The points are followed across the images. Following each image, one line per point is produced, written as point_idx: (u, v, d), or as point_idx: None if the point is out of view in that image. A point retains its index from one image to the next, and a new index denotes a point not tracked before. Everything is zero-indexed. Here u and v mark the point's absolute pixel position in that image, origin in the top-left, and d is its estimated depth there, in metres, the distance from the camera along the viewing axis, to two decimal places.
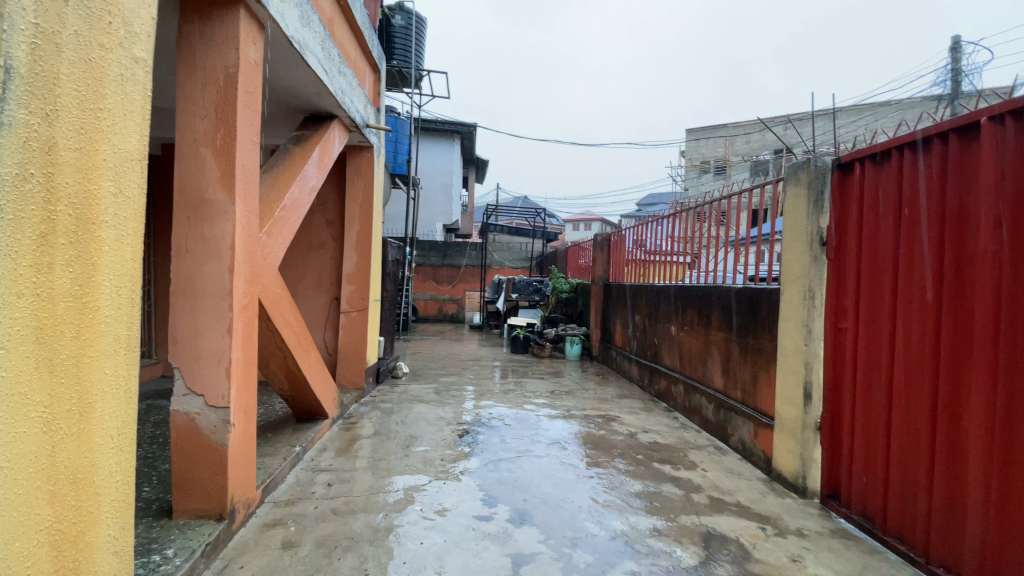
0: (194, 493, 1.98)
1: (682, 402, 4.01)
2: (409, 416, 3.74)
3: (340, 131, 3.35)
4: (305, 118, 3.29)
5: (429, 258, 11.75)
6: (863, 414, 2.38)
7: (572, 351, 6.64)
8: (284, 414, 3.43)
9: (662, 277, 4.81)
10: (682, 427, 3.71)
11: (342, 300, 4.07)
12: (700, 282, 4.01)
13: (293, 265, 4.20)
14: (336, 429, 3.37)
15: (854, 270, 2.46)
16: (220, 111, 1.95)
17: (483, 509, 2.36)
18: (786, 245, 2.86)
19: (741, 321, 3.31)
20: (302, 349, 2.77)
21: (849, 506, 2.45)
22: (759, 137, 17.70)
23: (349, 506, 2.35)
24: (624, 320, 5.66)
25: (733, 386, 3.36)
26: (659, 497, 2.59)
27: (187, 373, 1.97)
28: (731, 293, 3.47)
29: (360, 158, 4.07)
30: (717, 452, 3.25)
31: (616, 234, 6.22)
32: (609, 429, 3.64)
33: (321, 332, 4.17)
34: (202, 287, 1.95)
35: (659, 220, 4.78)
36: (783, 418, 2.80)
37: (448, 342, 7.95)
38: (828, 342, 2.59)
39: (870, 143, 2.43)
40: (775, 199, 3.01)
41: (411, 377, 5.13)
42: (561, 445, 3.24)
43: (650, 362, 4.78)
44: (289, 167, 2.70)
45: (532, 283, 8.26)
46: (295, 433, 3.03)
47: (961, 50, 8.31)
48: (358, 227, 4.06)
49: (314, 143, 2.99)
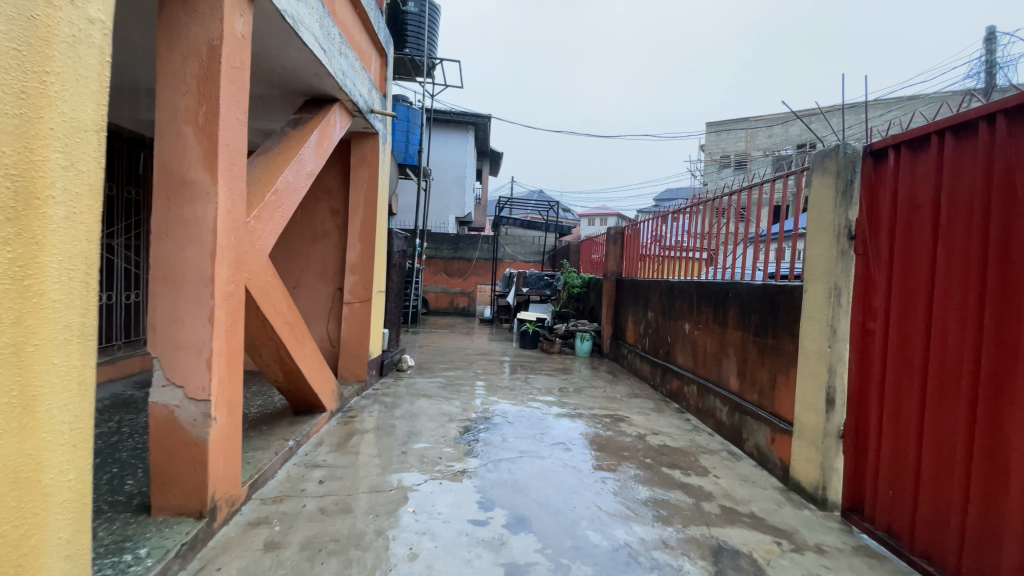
0: (174, 489, 1.89)
1: (695, 404, 3.82)
2: (410, 410, 3.63)
3: (341, 116, 3.23)
4: (305, 101, 3.17)
5: (442, 251, 11.64)
6: (892, 422, 2.20)
7: (582, 347, 6.47)
8: (282, 406, 3.34)
9: (678, 273, 4.63)
10: (694, 430, 3.53)
11: (346, 291, 3.97)
12: (717, 279, 3.82)
13: (295, 254, 4.10)
14: (335, 422, 3.27)
15: (886, 267, 2.26)
16: (202, 87, 1.84)
17: (479, 513, 2.24)
18: (811, 239, 2.65)
19: (760, 321, 3.11)
20: (297, 339, 2.66)
21: (873, 521, 2.27)
22: (783, 131, 17.23)
23: (340, 505, 2.24)
24: (636, 316, 5.47)
25: (749, 388, 3.18)
26: (667, 505, 2.43)
27: (167, 364, 1.87)
28: (749, 289, 3.27)
29: (364, 145, 3.94)
30: (731, 457, 3.08)
31: (631, 227, 6.02)
32: (617, 429, 3.48)
33: (323, 322, 4.09)
34: (183, 273, 1.84)
35: (676, 213, 4.57)
36: (802, 424, 2.62)
37: (458, 335, 7.86)
38: (854, 344, 2.41)
39: (906, 128, 2.22)
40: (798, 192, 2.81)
41: (417, 370, 5.02)
42: (565, 446, 3.08)
43: (662, 361, 4.59)
44: (284, 150, 2.58)
45: (544, 278, 8.15)
46: (290, 427, 2.93)
47: (996, 40, 7.92)
48: (362, 215, 3.94)
49: (313, 126, 2.86)
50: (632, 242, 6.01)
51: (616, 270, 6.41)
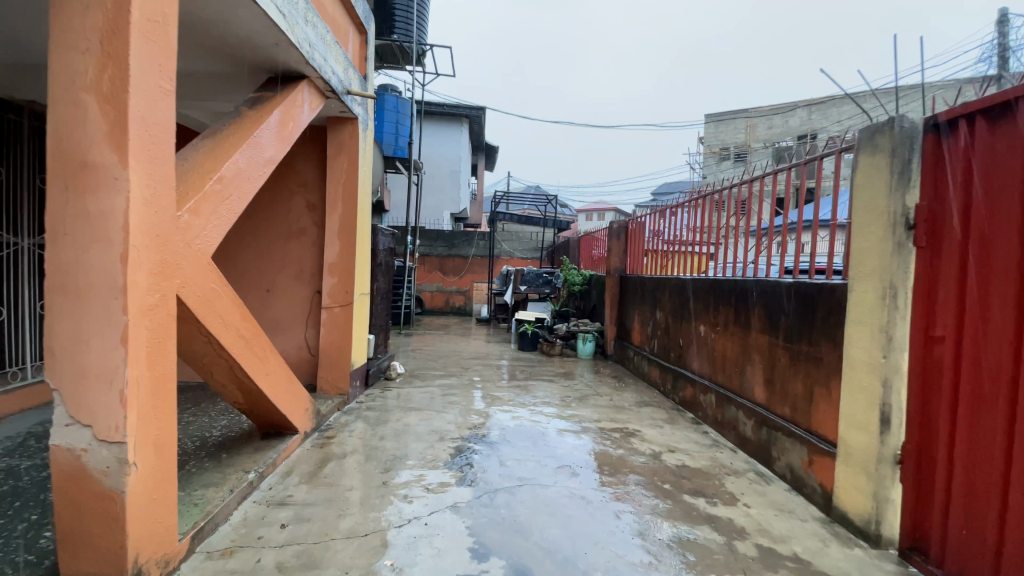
0: (87, 553, 1.50)
1: (713, 415, 3.45)
2: (396, 427, 3.23)
3: (311, 95, 2.83)
4: (268, 79, 2.77)
5: (436, 248, 11.23)
6: (966, 449, 1.83)
7: (584, 349, 6.08)
8: (249, 427, 2.94)
9: (687, 268, 4.24)
10: (714, 446, 3.15)
11: (324, 294, 3.58)
12: (733, 274, 3.43)
13: (268, 254, 3.69)
14: (309, 444, 2.87)
15: (957, 260, 1.89)
16: (108, 44, 1.44)
17: (472, 565, 1.85)
18: (856, 230, 2.27)
19: (791, 324, 2.72)
20: (255, 355, 2.26)
21: (941, 566, 1.91)
22: (783, 122, 16.83)
23: (303, 559, 1.85)
24: (643, 316, 5.07)
25: (778, 400, 2.79)
26: (695, 547, 2.05)
27: (71, 397, 1.47)
28: (777, 287, 2.87)
29: (341, 131, 3.52)
30: (760, 480, 2.70)
31: (636, 221, 5.61)
32: (628, 446, 3.10)
33: (301, 328, 3.71)
34: (87, 282, 1.44)
35: (687, 203, 4.17)
36: (849, 446, 2.25)
37: (453, 337, 7.47)
38: (915, 354, 2.03)
39: (981, 95, 1.84)
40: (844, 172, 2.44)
41: (407, 378, 4.63)
42: (571, 470, 2.69)
43: (674, 365, 4.19)
44: (235, 131, 2.18)
45: (542, 275, 7.76)
46: (254, 454, 2.54)
47: (1010, 22, 7.55)
48: (341, 210, 3.54)
49: (273, 105, 2.46)
50: (636, 236, 5.61)
51: (620, 266, 6.01)
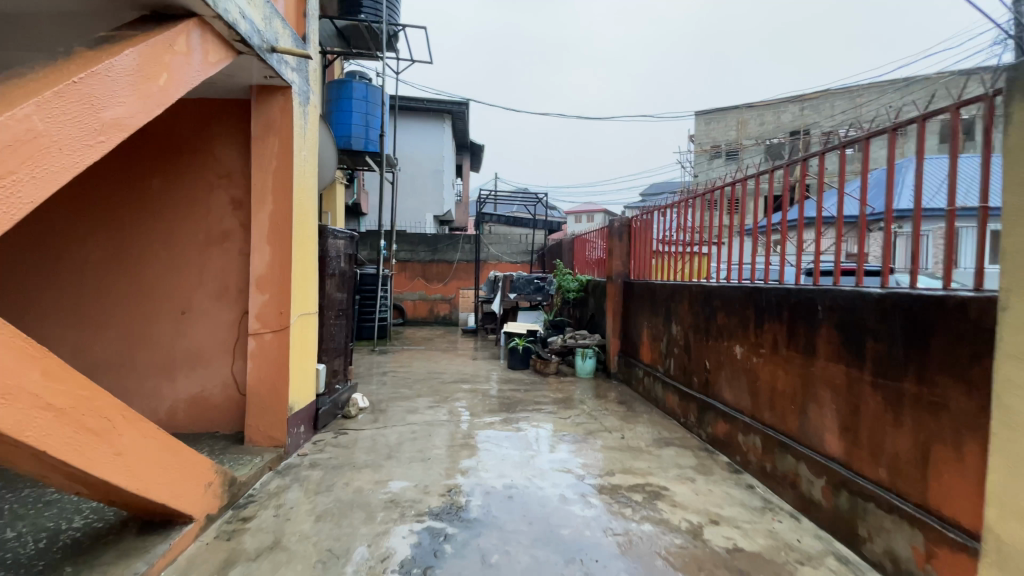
0: None
1: (758, 462, 2.68)
2: (344, 495, 2.41)
3: (206, 42, 2.00)
4: (141, 17, 1.93)
5: (418, 252, 10.39)
6: None
7: (584, 366, 5.29)
8: (124, 514, 2.04)
9: (712, 273, 3.48)
10: (768, 511, 2.38)
11: (252, 317, 2.75)
12: (783, 282, 2.67)
13: (179, 266, 2.85)
14: (214, 532, 2.05)
15: None
16: None
17: None
18: (1005, 219, 1.52)
19: (884, 353, 1.96)
20: (88, 431, 1.43)
21: None
22: (774, 119, 16.34)
23: None
24: (654, 330, 4.29)
25: (869, 457, 2.03)
26: None
27: None
28: (856, 300, 2.10)
29: (270, 104, 2.70)
30: (847, 572, 1.92)
31: (641, 216, 4.82)
32: (655, 513, 2.31)
33: (227, 360, 2.90)
34: None
35: (712, 194, 3.41)
36: (1008, 546, 1.48)
37: (434, 353, 6.63)
38: None
39: None
40: (986, 132, 1.67)
41: (372, 413, 3.81)
42: (583, 569, 1.87)
43: (698, 393, 3.42)
44: (44, 77, 1.37)
45: (532, 281, 6.80)
46: (114, 566, 1.71)
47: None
48: (271, 207, 2.72)
49: (130, 43, 1.63)
50: (643, 235, 4.82)
51: (623, 270, 5.22)
